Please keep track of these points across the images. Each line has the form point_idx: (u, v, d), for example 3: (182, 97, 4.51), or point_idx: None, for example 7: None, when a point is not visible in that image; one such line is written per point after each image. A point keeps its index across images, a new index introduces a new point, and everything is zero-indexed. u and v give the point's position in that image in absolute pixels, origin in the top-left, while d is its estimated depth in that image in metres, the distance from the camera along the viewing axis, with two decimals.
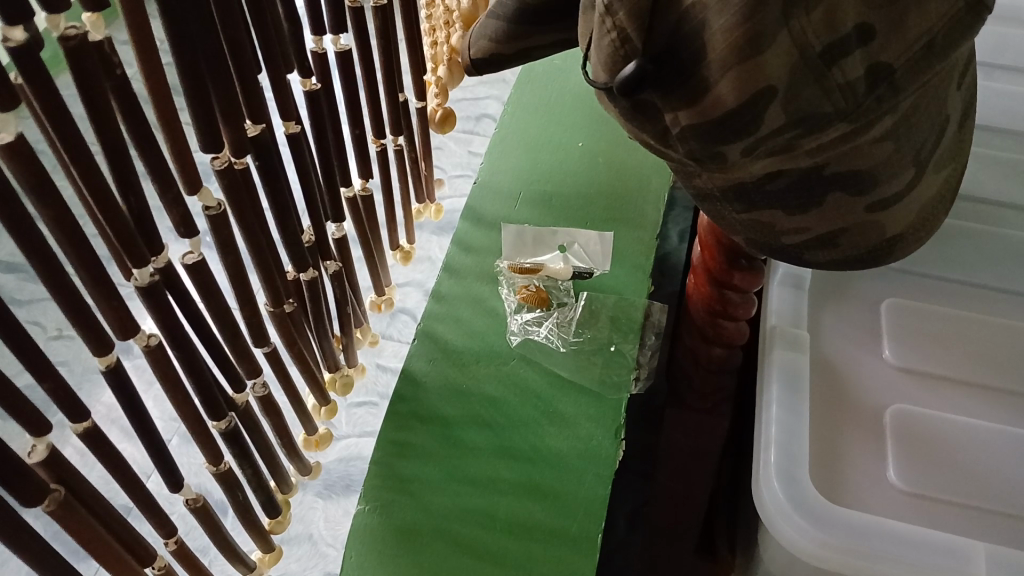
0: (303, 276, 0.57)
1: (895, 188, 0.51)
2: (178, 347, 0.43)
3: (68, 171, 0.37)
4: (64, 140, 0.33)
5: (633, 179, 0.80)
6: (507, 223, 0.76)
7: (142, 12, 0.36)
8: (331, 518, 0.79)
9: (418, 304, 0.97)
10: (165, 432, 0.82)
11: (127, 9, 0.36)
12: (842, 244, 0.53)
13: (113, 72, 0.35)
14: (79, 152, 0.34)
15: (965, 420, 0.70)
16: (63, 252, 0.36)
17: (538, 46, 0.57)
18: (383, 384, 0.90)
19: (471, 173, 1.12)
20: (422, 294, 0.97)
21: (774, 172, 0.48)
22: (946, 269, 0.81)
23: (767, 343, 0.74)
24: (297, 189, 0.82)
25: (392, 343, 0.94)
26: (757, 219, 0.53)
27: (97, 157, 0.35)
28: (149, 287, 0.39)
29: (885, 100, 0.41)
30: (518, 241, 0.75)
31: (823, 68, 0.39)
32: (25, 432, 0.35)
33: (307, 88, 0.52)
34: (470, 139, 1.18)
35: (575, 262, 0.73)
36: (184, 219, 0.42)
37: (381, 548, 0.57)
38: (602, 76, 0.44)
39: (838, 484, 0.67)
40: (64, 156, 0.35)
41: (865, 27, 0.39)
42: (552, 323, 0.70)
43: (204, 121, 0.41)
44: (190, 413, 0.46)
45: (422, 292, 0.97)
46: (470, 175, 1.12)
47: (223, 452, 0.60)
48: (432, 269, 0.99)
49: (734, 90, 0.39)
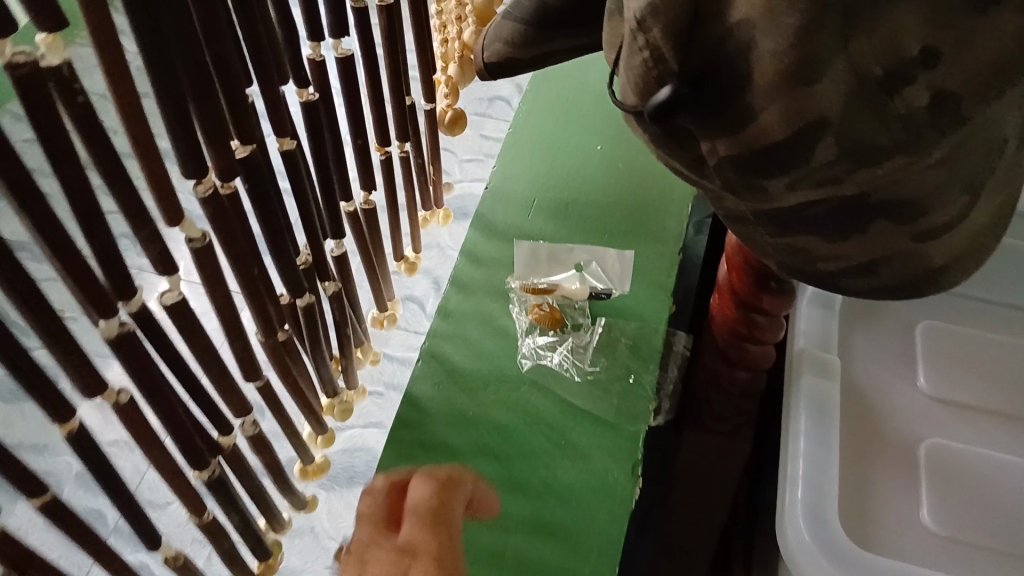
0: (298, 300, 0.52)
1: (947, 216, 0.41)
2: (154, 399, 0.39)
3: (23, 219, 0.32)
4: (10, 184, 0.29)
5: (655, 186, 0.75)
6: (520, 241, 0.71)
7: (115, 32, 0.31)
8: (333, 511, 0.76)
9: (426, 292, 0.92)
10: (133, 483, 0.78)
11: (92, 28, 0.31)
12: (880, 274, 0.44)
13: (74, 101, 0.30)
14: (29, 197, 0.30)
15: (1008, 458, 0.65)
16: (16, 307, 0.31)
17: (557, 52, 0.52)
18: (390, 373, 0.86)
19: (482, 159, 1.07)
20: (429, 281, 0.93)
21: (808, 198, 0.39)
22: (991, 289, 0.76)
23: (794, 368, 0.69)
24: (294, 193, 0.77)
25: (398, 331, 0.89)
26: (789, 245, 0.44)
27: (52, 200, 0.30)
28: (118, 337, 0.35)
29: (949, 131, 0.36)
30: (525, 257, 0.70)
31: (881, 94, 0.34)
32: None
33: (305, 100, 0.47)
34: (481, 122, 1.12)
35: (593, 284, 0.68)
36: (163, 257, 0.38)
37: None
38: (631, 97, 0.40)
39: (870, 524, 0.62)
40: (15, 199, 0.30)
41: (931, 50, 0.33)
42: (567, 348, 0.65)
43: (185, 146, 0.37)
44: (169, 465, 0.41)
45: (429, 280, 0.93)
46: (482, 160, 1.07)
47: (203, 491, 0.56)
48: (439, 254, 0.94)
49: (782, 120, 0.35)
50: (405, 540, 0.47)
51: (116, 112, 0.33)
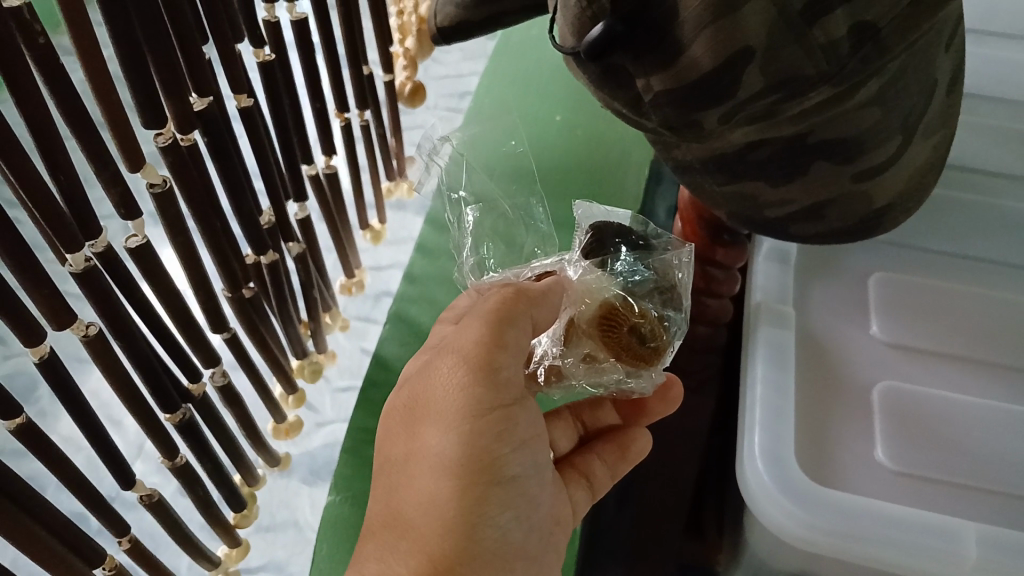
0: (263, 258, 0.54)
1: (881, 158, 0.53)
2: (120, 334, 0.42)
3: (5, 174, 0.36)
4: None
5: (615, 152, 0.82)
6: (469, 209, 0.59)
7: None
8: (317, 504, 0.75)
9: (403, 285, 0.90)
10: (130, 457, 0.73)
11: None
12: (828, 214, 0.56)
13: (34, 40, 0.32)
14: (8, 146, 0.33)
15: (955, 397, 0.68)
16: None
17: (506, 13, 0.64)
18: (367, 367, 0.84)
19: None
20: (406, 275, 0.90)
21: (756, 142, 0.49)
22: (940, 241, 0.79)
23: (751, 320, 0.72)
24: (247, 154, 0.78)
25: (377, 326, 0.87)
26: (740, 191, 0.55)
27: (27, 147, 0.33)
28: (85, 272, 0.38)
29: (869, 61, 0.41)
30: (478, 229, 0.58)
31: (804, 26, 0.39)
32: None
33: (261, 60, 0.50)
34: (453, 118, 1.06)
35: (583, 231, 0.55)
36: (125, 200, 0.40)
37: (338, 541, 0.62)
38: (569, 40, 0.43)
39: (829, 467, 0.65)
40: None
41: (858, 27, 0.40)
42: (639, 297, 0.51)
43: (147, 99, 0.38)
44: (140, 410, 0.45)
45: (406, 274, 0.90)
46: None
47: (183, 446, 0.61)
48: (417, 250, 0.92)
49: (711, 52, 0.39)
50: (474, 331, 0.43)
51: (78, 62, 0.36)
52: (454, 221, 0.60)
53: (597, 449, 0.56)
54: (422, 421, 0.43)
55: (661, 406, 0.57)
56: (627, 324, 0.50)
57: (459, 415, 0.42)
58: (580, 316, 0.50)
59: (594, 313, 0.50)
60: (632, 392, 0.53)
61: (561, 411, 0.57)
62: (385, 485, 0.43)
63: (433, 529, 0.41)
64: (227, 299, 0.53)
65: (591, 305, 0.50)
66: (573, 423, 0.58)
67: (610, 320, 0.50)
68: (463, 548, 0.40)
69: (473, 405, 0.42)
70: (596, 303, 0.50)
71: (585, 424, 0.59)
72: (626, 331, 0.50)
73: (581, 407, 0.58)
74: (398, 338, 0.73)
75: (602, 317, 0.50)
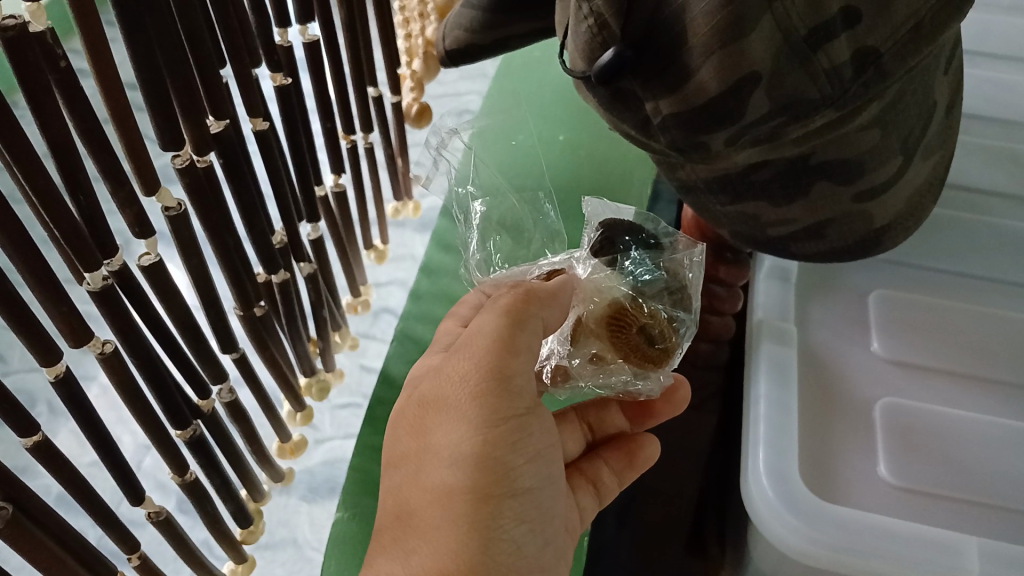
0: (274, 278, 0.55)
1: (881, 178, 0.54)
2: (135, 352, 0.42)
3: (23, 191, 0.37)
4: (10, 150, 0.33)
5: (615, 170, 0.84)
6: (476, 202, 0.59)
7: (94, 14, 0.35)
8: (315, 522, 0.75)
9: (402, 302, 0.91)
10: (133, 456, 0.74)
11: (77, 16, 0.34)
12: (829, 233, 0.56)
13: (56, 65, 0.33)
14: (30, 167, 0.34)
15: (955, 413, 0.69)
16: (17, 271, 0.36)
17: (511, 38, 0.66)
18: (368, 385, 0.85)
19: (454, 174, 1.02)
20: (405, 293, 0.91)
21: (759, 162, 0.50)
22: (938, 259, 0.79)
23: (754, 337, 0.73)
24: (258, 170, 0.80)
25: (374, 343, 0.88)
26: (743, 211, 0.56)
27: (45, 163, 0.34)
28: (102, 290, 0.39)
29: (872, 86, 0.42)
30: (485, 223, 0.58)
31: (808, 52, 0.40)
32: (11, 430, 0.39)
33: (279, 84, 0.52)
34: None
35: (594, 228, 0.56)
36: (140, 220, 0.41)
37: (341, 557, 0.62)
38: (580, 65, 0.45)
39: (829, 481, 0.66)
40: (8, 161, 0.34)
41: (859, 54, 0.41)
42: (651, 300, 0.52)
43: (166, 122, 0.39)
44: (153, 426, 0.46)
45: (404, 292, 0.91)
46: None
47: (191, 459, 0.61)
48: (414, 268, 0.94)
49: (717, 77, 0.40)
50: (489, 334, 0.44)
51: (93, 82, 0.37)
52: (460, 216, 0.60)
53: (605, 456, 0.57)
54: (433, 429, 0.44)
55: (667, 407, 0.57)
56: (637, 325, 0.51)
57: (475, 417, 0.43)
58: (587, 316, 0.52)
59: (602, 312, 0.52)
60: (640, 394, 0.53)
61: (568, 413, 0.57)
62: (396, 490, 0.44)
63: (449, 527, 0.41)
64: (237, 320, 0.54)
65: (600, 303, 0.52)
66: (581, 427, 0.58)
67: (619, 320, 0.51)
68: (477, 553, 0.41)
69: (485, 411, 0.43)
70: (604, 301, 0.52)
71: (592, 428, 0.59)
72: (634, 331, 0.51)
73: (586, 410, 0.58)
74: (403, 356, 0.74)
75: (610, 316, 0.52)
